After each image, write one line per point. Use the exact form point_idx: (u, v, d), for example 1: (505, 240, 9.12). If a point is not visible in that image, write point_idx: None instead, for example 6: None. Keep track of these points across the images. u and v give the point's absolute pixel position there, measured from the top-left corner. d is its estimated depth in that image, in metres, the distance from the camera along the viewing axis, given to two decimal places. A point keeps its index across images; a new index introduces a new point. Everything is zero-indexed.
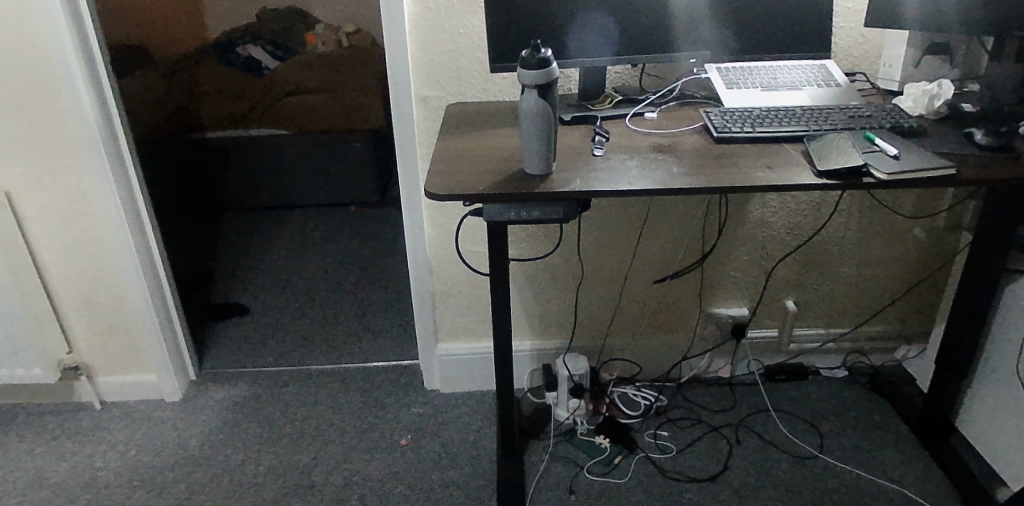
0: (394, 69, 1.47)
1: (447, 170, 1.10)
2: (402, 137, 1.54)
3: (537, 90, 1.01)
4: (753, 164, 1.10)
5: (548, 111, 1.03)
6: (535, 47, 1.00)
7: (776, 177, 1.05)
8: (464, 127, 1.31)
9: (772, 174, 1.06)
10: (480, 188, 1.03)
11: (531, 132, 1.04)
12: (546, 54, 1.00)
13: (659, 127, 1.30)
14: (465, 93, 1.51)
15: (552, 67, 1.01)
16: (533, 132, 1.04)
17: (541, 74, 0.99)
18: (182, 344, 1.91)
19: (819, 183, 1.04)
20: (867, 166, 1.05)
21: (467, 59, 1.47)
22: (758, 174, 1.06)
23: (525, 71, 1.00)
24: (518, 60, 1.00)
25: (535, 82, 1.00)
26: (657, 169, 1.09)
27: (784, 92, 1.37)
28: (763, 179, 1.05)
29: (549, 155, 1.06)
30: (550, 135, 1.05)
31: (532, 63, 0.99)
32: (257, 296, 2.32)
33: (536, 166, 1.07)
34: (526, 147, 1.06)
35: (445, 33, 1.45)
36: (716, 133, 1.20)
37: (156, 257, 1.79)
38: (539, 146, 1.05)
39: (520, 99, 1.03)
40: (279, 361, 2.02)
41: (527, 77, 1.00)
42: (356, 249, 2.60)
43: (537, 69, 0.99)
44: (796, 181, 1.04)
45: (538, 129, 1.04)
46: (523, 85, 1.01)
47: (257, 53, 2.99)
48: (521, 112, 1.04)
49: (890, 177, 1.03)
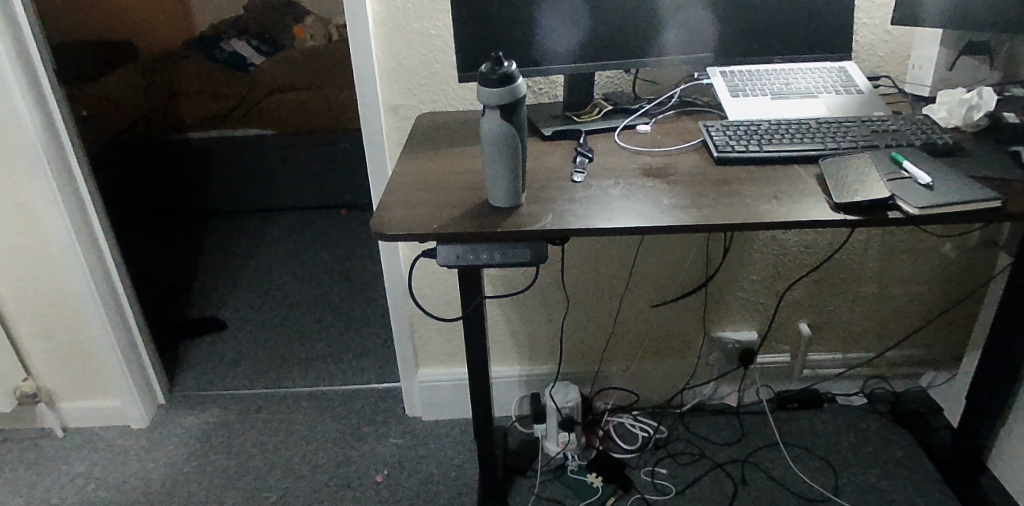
0: (359, 75, 1.31)
1: (401, 200, 0.95)
2: (371, 150, 1.39)
3: (500, 111, 0.86)
4: (758, 193, 0.94)
5: (514, 136, 0.87)
6: (496, 60, 0.84)
7: (784, 211, 0.89)
8: (431, 144, 1.16)
9: (779, 207, 0.90)
10: (434, 225, 0.88)
11: (494, 159, 0.88)
12: (510, 68, 0.85)
13: (653, 143, 1.14)
14: (439, 101, 1.35)
15: (518, 84, 0.85)
16: (496, 159, 0.88)
17: (503, 92, 0.84)
18: (147, 367, 1.79)
19: (836, 219, 0.88)
20: (893, 198, 0.89)
21: (440, 63, 1.32)
22: (763, 207, 0.90)
23: (484, 88, 0.84)
24: (477, 75, 0.84)
25: (497, 101, 0.84)
26: (644, 200, 0.93)
27: (797, 100, 1.20)
28: (769, 214, 0.89)
29: (517, 187, 0.90)
30: (518, 163, 0.89)
31: (493, 79, 0.84)
32: (236, 309, 2.20)
33: (501, 199, 0.91)
34: (489, 177, 0.90)
35: (414, 35, 1.29)
36: (716, 152, 1.04)
37: (113, 275, 1.67)
38: (503, 175, 0.89)
39: (482, 120, 0.87)
40: (254, 383, 1.90)
41: (487, 96, 0.84)
42: (343, 257, 2.46)
43: (498, 86, 0.84)
44: (809, 216, 0.88)
45: (502, 156, 0.88)
46: (483, 105, 0.85)
47: (242, 49, 2.83)
48: (483, 137, 0.88)
49: (920, 212, 0.87)
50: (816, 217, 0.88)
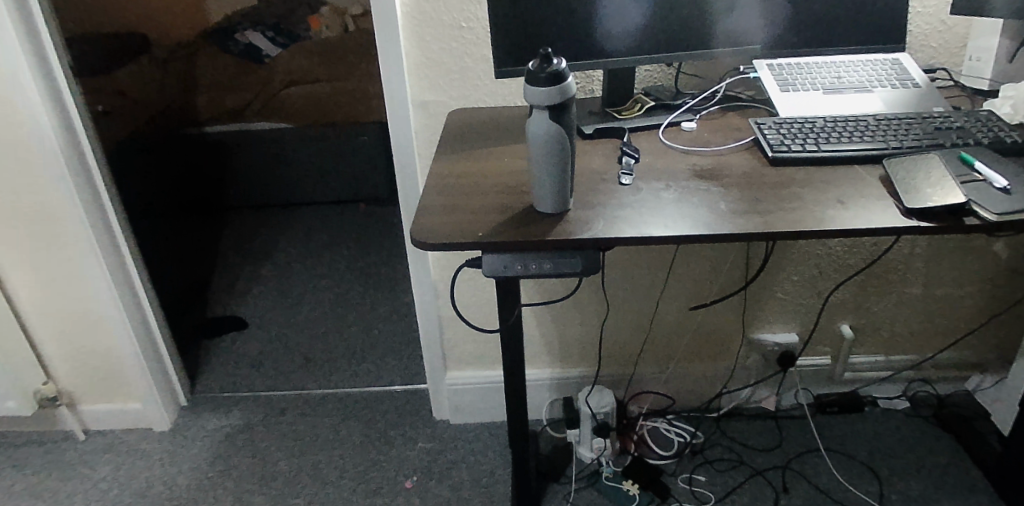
0: (387, 70, 1.26)
1: (442, 205, 0.90)
2: (399, 148, 1.34)
3: (548, 111, 0.80)
4: (820, 197, 0.88)
5: (563, 138, 0.82)
6: (544, 57, 0.79)
7: (852, 218, 0.83)
8: (465, 144, 1.11)
9: (846, 212, 0.84)
10: (480, 233, 0.83)
11: (540, 162, 0.83)
12: (560, 65, 0.79)
13: (701, 141, 1.08)
14: (470, 96, 1.30)
15: (568, 83, 0.79)
16: (544, 163, 0.83)
17: (553, 92, 0.78)
18: (169, 368, 1.76)
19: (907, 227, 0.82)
20: (969, 204, 0.83)
21: (471, 57, 1.26)
22: (828, 212, 0.85)
23: (532, 87, 0.78)
24: (526, 73, 0.79)
25: (545, 102, 0.79)
26: (699, 205, 0.88)
27: (851, 95, 1.14)
28: (836, 221, 0.83)
29: (565, 191, 0.85)
30: (566, 166, 0.84)
31: (542, 77, 0.78)
32: (257, 308, 2.16)
33: (548, 204, 0.86)
34: (534, 180, 0.85)
35: (444, 27, 1.23)
36: (771, 152, 0.98)
37: (134, 277, 1.63)
38: (551, 179, 0.84)
39: (528, 121, 0.82)
40: (277, 384, 1.86)
41: (535, 96, 0.79)
42: (363, 253, 2.42)
43: (547, 85, 0.78)
44: (878, 223, 0.82)
45: (550, 159, 0.83)
46: (530, 105, 0.80)
47: (258, 40, 2.75)
48: (529, 138, 0.83)
49: (999, 219, 0.81)
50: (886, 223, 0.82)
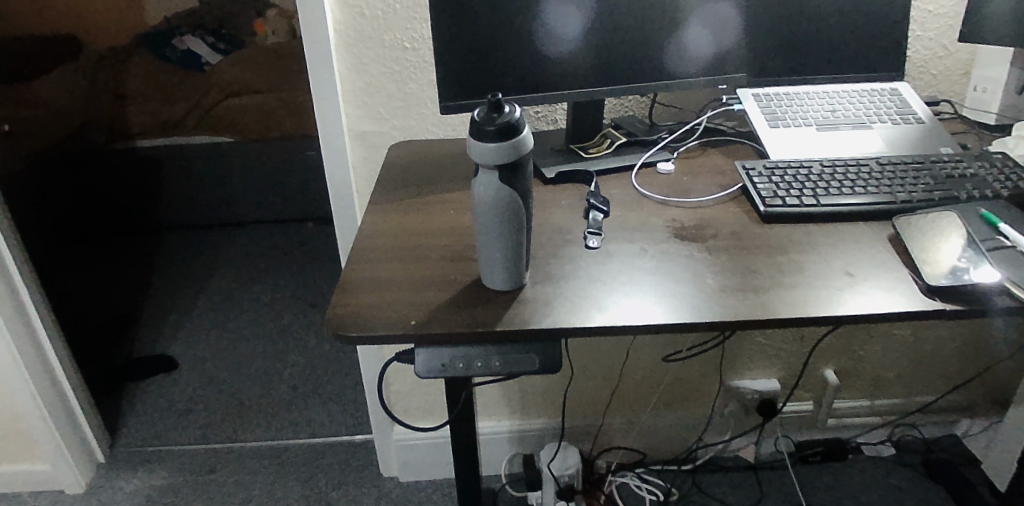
0: (318, 97, 1.08)
1: (371, 278, 0.74)
2: (335, 185, 1.16)
3: (499, 172, 0.64)
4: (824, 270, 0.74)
5: (516, 202, 0.66)
6: (494, 104, 0.63)
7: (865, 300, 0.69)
8: (405, 189, 0.94)
9: (858, 292, 0.70)
10: (414, 320, 0.67)
11: (488, 230, 0.68)
12: (513, 115, 0.63)
13: (680, 187, 0.92)
14: (415, 126, 1.14)
15: (523, 137, 0.63)
16: (493, 231, 0.67)
17: (504, 149, 0.62)
18: (83, 424, 1.55)
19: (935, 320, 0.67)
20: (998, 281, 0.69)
21: (417, 83, 1.09)
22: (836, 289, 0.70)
23: (479, 143, 0.62)
24: (469, 125, 0.63)
25: (494, 161, 0.63)
26: (680, 277, 0.73)
27: (847, 130, 1.01)
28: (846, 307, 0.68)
29: (518, 264, 0.70)
30: (520, 236, 0.68)
31: (489, 131, 0.62)
32: (190, 344, 1.96)
33: (498, 278, 0.70)
34: (482, 249, 0.70)
35: (384, 49, 1.06)
36: (762, 206, 0.85)
37: (37, 325, 1.43)
38: (501, 250, 0.68)
39: (474, 182, 0.66)
40: (208, 436, 1.67)
41: (480, 154, 0.63)
42: (310, 279, 2.22)
43: (495, 139, 0.62)
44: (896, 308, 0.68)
45: (500, 227, 0.67)
46: (475, 163, 0.64)
47: (196, 46, 2.51)
48: (474, 201, 0.67)
49: None
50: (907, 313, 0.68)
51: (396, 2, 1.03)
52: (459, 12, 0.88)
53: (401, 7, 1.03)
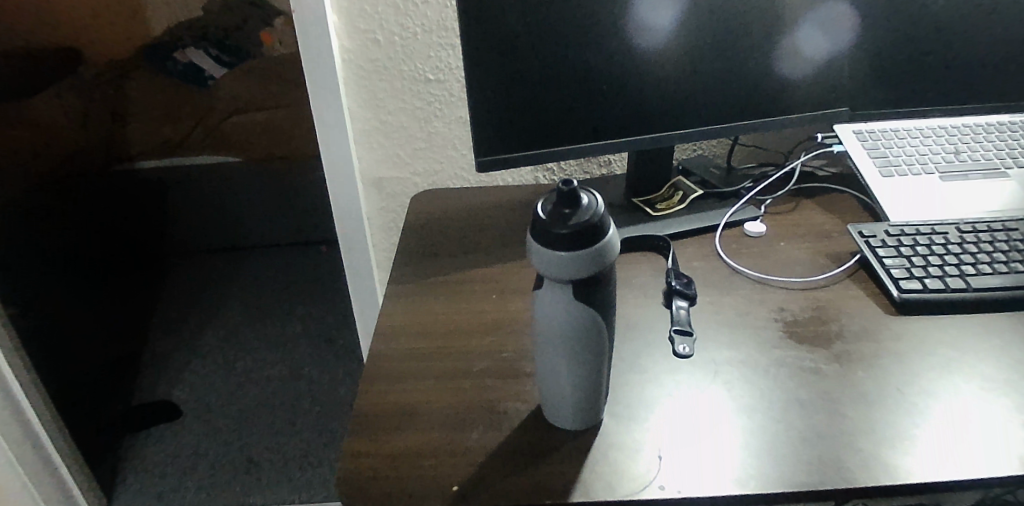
0: (326, 139, 0.90)
1: (398, 404, 0.56)
2: (346, 238, 0.99)
3: (573, 289, 0.46)
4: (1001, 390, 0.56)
5: (596, 327, 0.48)
6: (566, 196, 0.45)
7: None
8: (437, 263, 0.76)
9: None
10: (457, 477, 0.50)
11: (554, 362, 0.50)
12: (592, 211, 0.45)
13: (777, 260, 0.74)
14: (442, 171, 0.96)
15: (607, 240, 0.45)
16: (562, 363, 0.49)
17: (583, 260, 0.44)
18: (74, 491, 1.33)
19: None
20: None
21: (444, 121, 0.92)
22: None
23: (545, 251, 0.45)
24: (533, 224, 0.45)
25: (568, 276, 0.45)
26: (809, 408, 0.55)
27: (976, 177, 0.82)
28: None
29: (594, 401, 0.52)
30: (598, 368, 0.50)
31: (561, 237, 0.44)
32: (192, 388, 1.75)
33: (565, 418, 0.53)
34: (544, 383, 0.52)
35: (405, 82, 0.89)
36: (895, 290, 0.66)
37: (16, 390, 1.19)
38: (571, 386, 0.50)
39: (535, 295, 0.48)
40: (212, 497, 1.47)
41: (550, 268, 0.45)
42: (322, 311, 2.04)
43: (569, 246, 0.44)
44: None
45: (572, 359, 0.49)
46: (539, 274, 0.46)
47: (200, 60, 2.24)
48: (536, 323, 0.49)
49: None
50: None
51: (418, 25, 0.84)
52: (500, 45, 0.69)
53: (422, 30, 0.85)
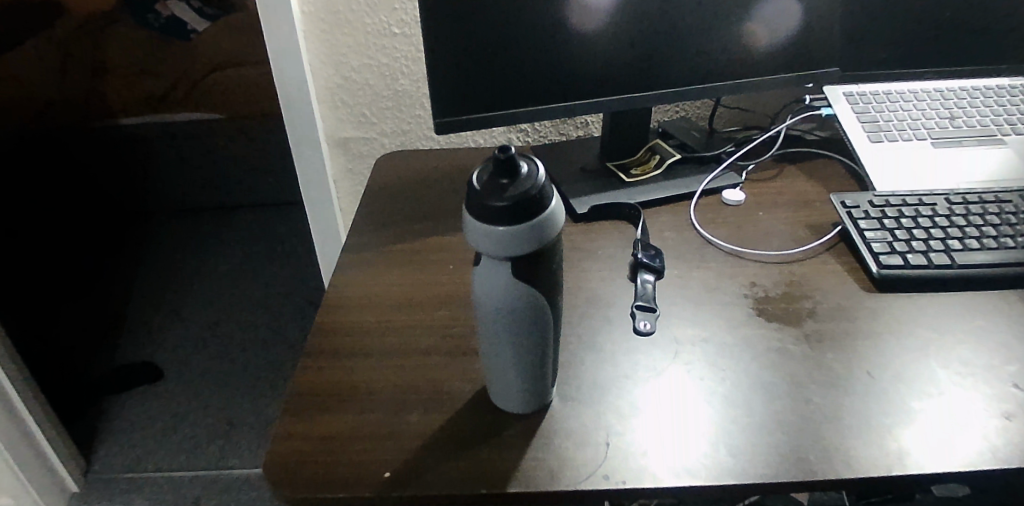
0: (285, 95, 0.85)
1: (337, 383, 0.53)
2: (311, 199, 0.94)
3: (513, 267, 0.42)
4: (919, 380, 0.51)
5: (538, 307, 0.44)
6: (504, 165, 0.40)
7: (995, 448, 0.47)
8: (395, 231, 0.72)
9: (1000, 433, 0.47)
10: (390, 464, 0.47)
11: (494, 345, 0.46)
12: (532, 182, 0.40)
13: (754, 231, 0.70)
14: (410, 132, 0.91)
15: (548, 215, 0.41)
16: (503, 345, 0.46)
17: (522, 236, 0.40)
18: (50, 453, 1.29)
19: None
20: None
21: (411, 80, 0.87)
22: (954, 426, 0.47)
23: (481, 227, 0.41)
24: (467, 198, 0.41)
25: (507, 253, 0.41)
26: (773, 393, 0.51)
27: (973, 143, 0.77)
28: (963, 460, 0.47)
29: (542, 385, 0.49)
30: (545, 350, 0.47)
31: (496, 212, 0.40)
32: (174, 349, 1.71)
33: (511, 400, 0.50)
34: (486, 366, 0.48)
35: (368, 38, 0.83)
36: (876, 265, 0.62)
37: None
38: (513, 370, 0.47)
39: (474, 273, 0.45)
40: (193, 459, 1.44)
41: (487, 244, 0.41)
42: (307, 272, 1.98)
43: (507, 221, 0.40)
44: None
45: (514, 341, 0.45)
46: (476, 251, 0.42)
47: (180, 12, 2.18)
48: (475, 304, 0.45)
49: None
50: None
51: None
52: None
53: None
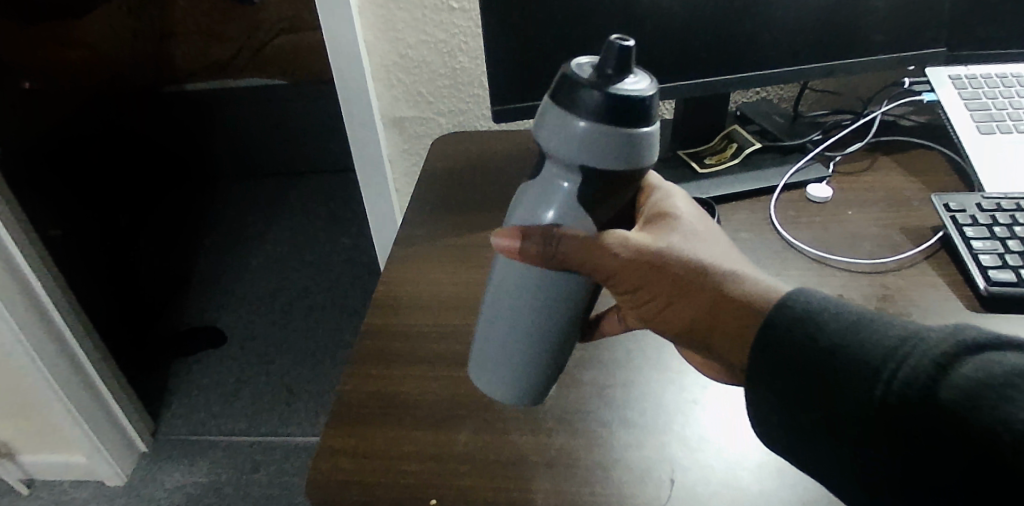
0: (340, 72, 0.81)
1: (386, 394, 0.50)
2: (366, 179, 0.92)
3: (589, 212, 0.40)
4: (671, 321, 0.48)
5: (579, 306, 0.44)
6: (623, 62, 0.36)
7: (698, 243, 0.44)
8: (451, 222, 0.68)
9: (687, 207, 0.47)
10: (437, 491, 0.44)
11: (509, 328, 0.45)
12: (644, 92, 0.37)
13: (842, 233, 0.63)
14: (468, 112, 0.87)
15: (647, 137, 0.38)
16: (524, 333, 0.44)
17: (607, 143, 0.37)
18: (121, 414, 1.33)
19: (888, 389, 0.35)
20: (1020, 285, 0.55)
21: (470, 58, 0.82)
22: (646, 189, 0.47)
23: (572, 123, 0.37)
24: (562, 81, 0.38)
25: (583, 157, 0.38)
26: None
27: None
28: (652, 251, 0.42)
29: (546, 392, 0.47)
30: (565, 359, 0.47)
31: (591, 102, 0.37)
32: (237, 313, 1.74)
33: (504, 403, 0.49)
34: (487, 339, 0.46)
35: (424, 13, 0.78)
36: (983, 283, 0.55)
37: (57, 322, 1.17)
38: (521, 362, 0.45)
39: (530, 193, 0.42)
40: (254, 424, 1.47)
41: (565, 140, 0.38)
42: (365, 238, 1.96)
43: (597, 118, 0.37)
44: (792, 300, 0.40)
45: (539, 335, 0.44)
46: (549, 149, 0.39)
47: None
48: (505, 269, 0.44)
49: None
50: (825, 338, 0.37)
51: None
52: None
53: None
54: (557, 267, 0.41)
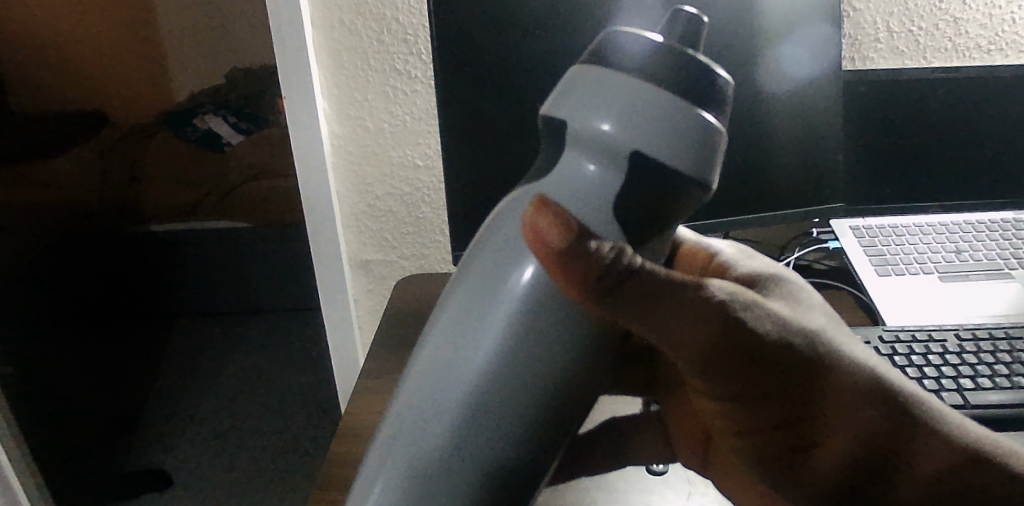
0: (313, 219, 0.89)
1: None
2: (331, 318, 0.97)
3: (618, 227, 0.38)
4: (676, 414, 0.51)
5: (572, 389, 0.40)
6: (688, 34, 0.38)
7: (800, 316, 0.43)
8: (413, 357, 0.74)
9: (741, 261, 0.50)
10: None
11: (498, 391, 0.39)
12: (718, 75, 0.38)
13: None
14: (428, 256, 0.95)
15: (718, 132, 0.37)
16: (511, 407, 0.39)
17: (662, 110, 0.36)
18: None
19: None
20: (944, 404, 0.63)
21: (432, 209, 0.91)
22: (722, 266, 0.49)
23: (614, 80, 0.37)
24: (622, 43, 0.38)
25: (631, 118, 0.36)
26: None
27: (977, 279, 0.78)
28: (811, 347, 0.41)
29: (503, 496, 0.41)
30: (542, 461, 0.41)
31: (655, 62, 0.36)
32: (185, 455, 1.68)
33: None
34: (451, 393, 0.39)
35: (392, 169, 0.88)
36: None
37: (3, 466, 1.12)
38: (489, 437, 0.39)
39: (560, 175, 0.39)
40: None
41: (614, 95, 0.36)
42: (324, 373, 1.96)
43: (657, 82, 0.36)
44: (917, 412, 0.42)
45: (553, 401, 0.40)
46: (587, 113, 0.37)
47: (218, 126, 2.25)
48: (508, 302, 0.38)
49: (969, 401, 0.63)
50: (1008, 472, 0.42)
51: (408, 114, 0.85)
52: (482, 143, 0.69)
53: (411, 118, 0.85)
54: (619, 318, 0.37)
